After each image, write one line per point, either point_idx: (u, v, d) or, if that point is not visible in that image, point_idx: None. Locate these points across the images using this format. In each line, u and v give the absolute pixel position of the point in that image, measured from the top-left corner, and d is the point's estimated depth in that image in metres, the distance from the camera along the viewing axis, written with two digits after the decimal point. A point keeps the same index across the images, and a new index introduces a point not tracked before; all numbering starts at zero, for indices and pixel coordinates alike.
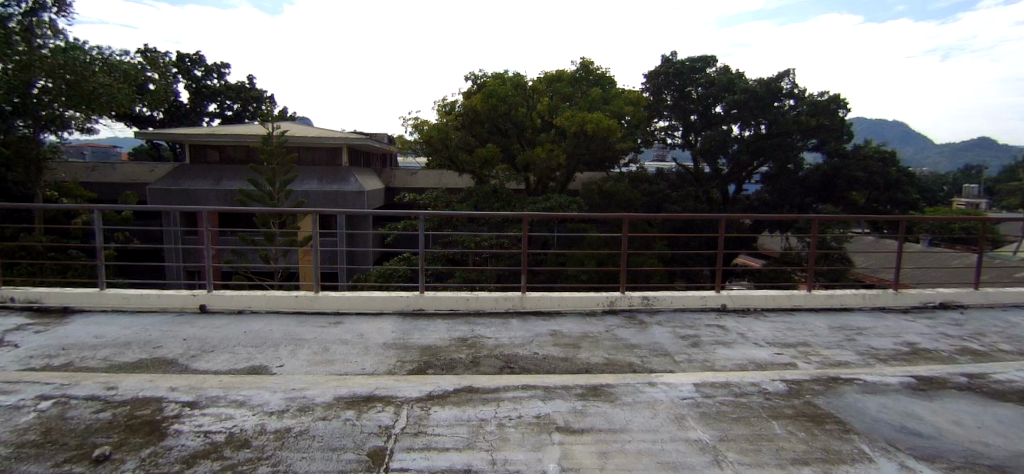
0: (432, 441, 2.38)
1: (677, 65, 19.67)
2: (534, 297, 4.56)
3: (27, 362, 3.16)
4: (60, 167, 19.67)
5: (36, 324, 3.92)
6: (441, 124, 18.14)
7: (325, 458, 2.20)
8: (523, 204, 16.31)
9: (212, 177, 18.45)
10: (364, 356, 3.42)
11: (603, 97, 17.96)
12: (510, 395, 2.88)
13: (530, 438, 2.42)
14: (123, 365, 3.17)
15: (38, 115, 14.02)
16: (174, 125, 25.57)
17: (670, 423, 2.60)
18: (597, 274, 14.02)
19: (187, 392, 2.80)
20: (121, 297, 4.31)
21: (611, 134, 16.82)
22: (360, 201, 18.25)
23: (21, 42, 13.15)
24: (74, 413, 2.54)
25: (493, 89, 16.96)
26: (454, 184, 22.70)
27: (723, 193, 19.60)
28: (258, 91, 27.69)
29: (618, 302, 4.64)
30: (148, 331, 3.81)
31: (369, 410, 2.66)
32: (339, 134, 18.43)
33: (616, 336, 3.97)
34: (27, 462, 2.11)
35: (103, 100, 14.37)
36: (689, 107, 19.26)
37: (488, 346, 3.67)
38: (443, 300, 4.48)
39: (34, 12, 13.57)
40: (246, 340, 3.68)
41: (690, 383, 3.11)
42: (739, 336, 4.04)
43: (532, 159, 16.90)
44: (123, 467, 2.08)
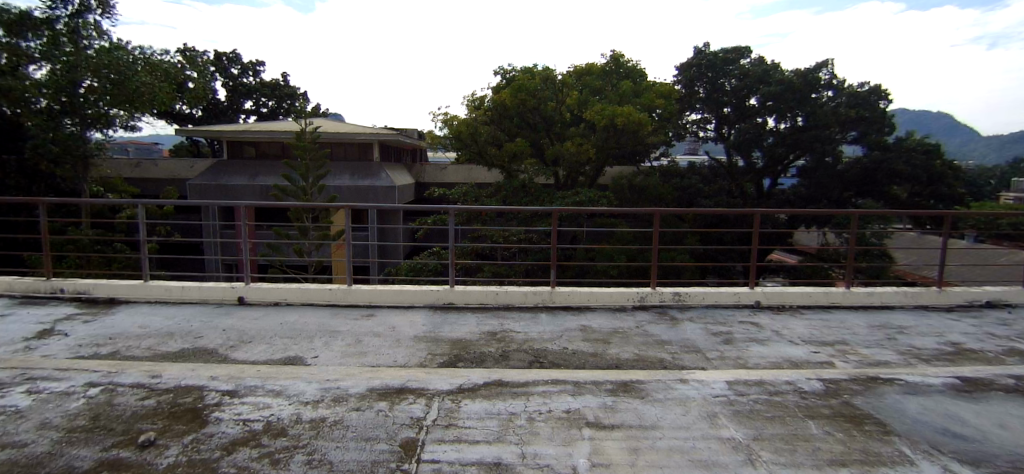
0: (463, 434, 2.41)
1: (710, 56, 19.17)
2: (564, 292, 4.52)
3: (77, 350, 3.30)
4: (105, 164, 20.53)
5: (85, 314, 4.09)
6: (470, 118, 18.15)
7: (359, 447, 2.26)
8: (553, 199, 16.25)
9: (248, 173, 18.92)
10: (395, 349, 3.45)
11: (634, 90, 17.74)
12: (539, 389, 2.88)
13: (560, 432, 2.42)
14: (167, 354, 3.28)
15: (85, 114, 14.65)
16: (212, 121, 26.36)
17: (703, 421, 2.56)
18: (627, 268, 13.93)
19: (226, 382, 2.88)
20: (164, 289, 4.46)
21: (642, 127, 16.60)
22: (391, 195, 18.34)
23: (68, 43, 14.03)
24: (121, 400, 2.65)
25: (522, 83, 16.98)
26: (484, 179, 22.71)
27: (758, 187, 19.11)
28: (292, 88, 28.33)
29: (649, 298, 4.57)
30: (189, 322, 3.93)
31: (401, 401, 2.69)
32: (370, 130, 18.67)
33: (647, 332, 3.93)
34: (79, 447, 2.23)
35: (145, 98, 14.88)
36: (721, 99, 18.90)
37: (517, 341, 3.67)
38: (473, 294, 4.50)
39: (79, 14, 14.25)
40: (281, 331, 3.77)
41: (722, 381, 3.05)
42: (774, 334, 3.95)
43: (561, 153, 16.87)
44: (167, 453, 2.19)
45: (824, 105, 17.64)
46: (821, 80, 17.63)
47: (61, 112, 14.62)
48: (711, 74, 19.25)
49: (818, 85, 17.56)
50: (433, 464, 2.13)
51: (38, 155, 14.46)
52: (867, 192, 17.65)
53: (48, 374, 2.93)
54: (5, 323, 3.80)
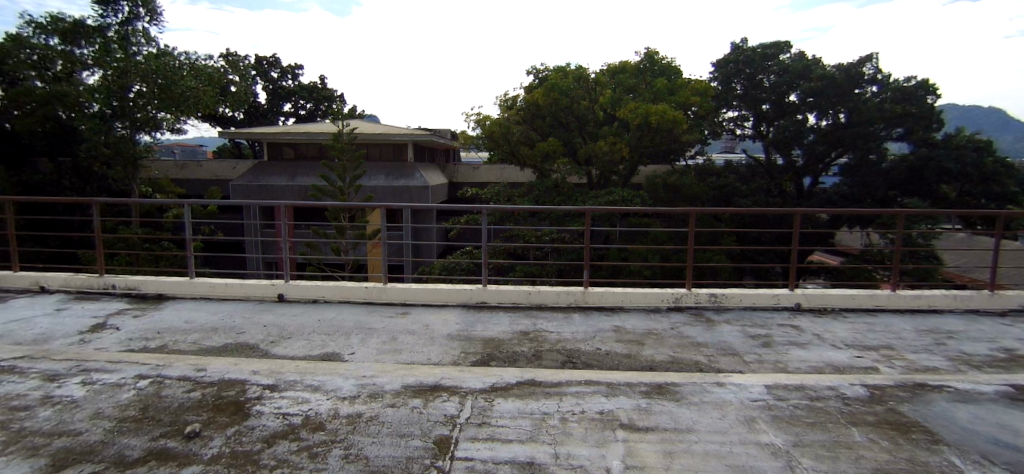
0: (497, 432, 2.42)
1: (748, 52, 18.70)
2: (597, 292, 4.49)
3: (128, 344, 3.46)
4: (153, 166, 21.48)
5: (135, 309, 4.28)
6: (502, 118, 18.21)
7: (394, 443, 2.30)
8: (585, 198, 16.19)
9: (287, 173, 19.47)
10: (429, 347, 3.49)
11: (669, 87, 17.48)
12: (572, 390, 2.86)
13: (594, 433, 2.40)
14: (211, 349, 3.39)
15: (135, 117, 15.34)
16: (252, 124, 27.23)
17: (740, 426, 2.50)
18: (661, 269, 13.78)
19: (266, 376, 2.97)
20: (208, 286, 4.62)
21: (677, 126, 16.36)
22: (425, 195, 18.59)
23: (118, 50, 14.80)
24: (168, 392, 2.76)
25: (555, 82, 16.99)
26: (516, 179, 22.71)
27: (797, 187, 18.63)
28: (328, 91, 28.99)
29: (685, 299, 4.49)
30: (232, 318, 4.07)
31: (434, 399, 2.72)
32: (404, 131, 18.94)
33: (682, 334, 3.86)
34: (129, 436, 2.33)
35: (190, 102, 15.50)
36: (759, 96, 18.32)
37: (550, 341, 3.66)
38: (506, 294, 4.51)
39: (128, 22, 15.27)
40: (319, 327, 3.86)
41: (761, 385, 2.97)
42: (815, 337, 3.83)
43: (593, 153, 16.76)
44: (212, 444, 2.28)
45: (868, 99, 16.97)
46: (865, 74, 17.00)
47: (112, 116, 15.34)
48: (749, 71, 18.76)
49: (862, 80, 16.95)
50: (467, 462, 2.15)
51: (93, 157, 15.33)
52: (913, 191, 16.92)
53: (101, 366, 3.08)
54: (63, 317, 4.02)
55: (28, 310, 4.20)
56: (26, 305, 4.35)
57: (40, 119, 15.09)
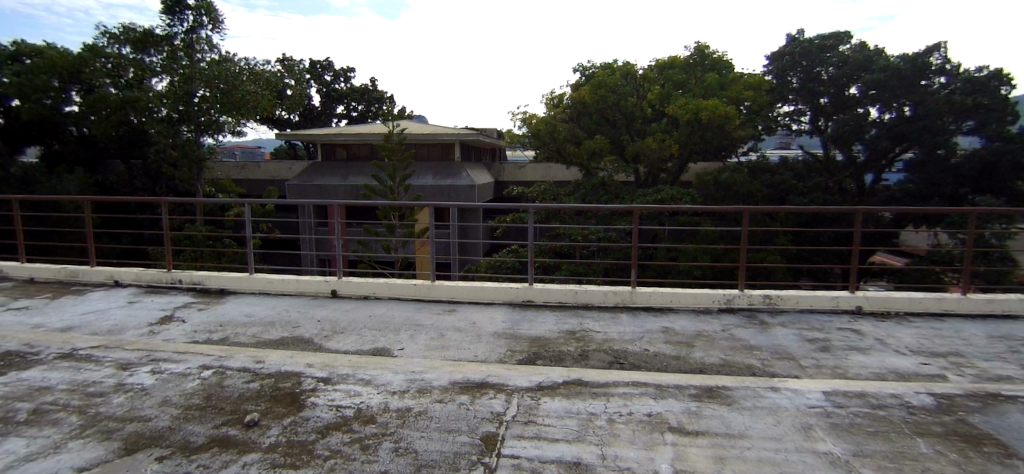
0: (543, 431, 2.41)
1: (805, 44, 17.83)
2: (645, 292, 4.41)
3: (193, 336, 3.66)
4: (217, 166, 22.69)
5: (200, 303, 4.53)
6: (548, 117, 18.08)
7: (442, 438, 2.33)
8: (633, 197, 15.98)
9: (341, 173, 20.14)
10: (476, 344, 3.52)
11: (721, 82, 17.00)
12: (620, 391, 2.83)
13: (641, 436, 2.36)
14: (269, 342, 3.55)
15: (200, 121, 16.32)
16: (307, 125, 28.27)
17: (797, 433, 2.40)
18: (711, 269, 13.44)
19: (320, 369, 3.07)
20: (266, 281, 4.83)
21: (728, 122, 16.19)
22: (471, 194, 18.81)
23: (184, 57, 15.78)
24: (230, 382, 2.90)
25: (600, 80, 16.90)
26: (561, 177, 22.41)
27: (858, 184, 17.56)
28: (379, 92, 29.75)
29: (738, 300, 4.35)
30: (288, 312, 4.24)
31: (481, 396, 2.74)
32: (452, 131, 19.19)
33: (734, 336, 3.75)
34: (195, 423, 2.47)
35: (250, 107, 16.26)
36: (818, 90, 17.44)
37: (597, 341, 3.63)
38: (552, 292, 4.49)
39: (194, 30, 15.96)
40: (370, 323, 3.96)
41: (818, 391, 2.85)
42: (877, 342, 3.63)
43: (642, 150, 16.48)
44: (270, 433, 2.38)
45: (935, 92, 16.00)
46: (932, 65, 16.02)
47: (179, 120, 16.40)
48: (806, 62, 17.89)
49: (929, 70, 15.97)
50: (514, 459, 2.16)
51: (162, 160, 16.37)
52: (985, 189, 15.84)
53: (170, 355, 3.27)
54: (135, 309, 4.30)
55: (106, 302, 4.52)
56: (104, 297, 4.68)
57: (115, 124, 16.57)
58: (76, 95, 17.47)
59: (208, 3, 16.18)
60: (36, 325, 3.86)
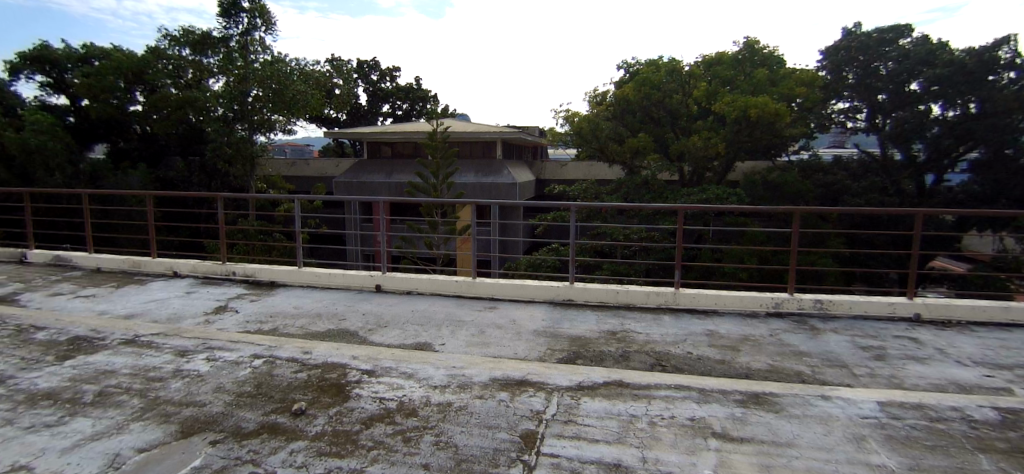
0: (583, 431, 2.40)
1: (862, 38, 17.04)
2: (689, 293, 4.33)
3: (245, 326, 3.81)
4: (269, 163, 23.55)
5: (252, 294, 4.72)
6: (592, 115, 17.97)
7: (482, 434, 2.35)
8: (677, 196, 15.69)
9: (384, 171, 20.60)
10: (516, 342, 3.53)
11: (771, 78, 16.48)
12: (662, 393, 2.79)
13: (683, 440, 2.31)
14: (316, 334, 3.66)
15: (254, 120, 17.06)
16: (354, 123, 29.00)
17: (848, 443, 2.30)
18: (758, 272, 13.07)
19: (365, 362, 3.14)
20: (314, 275, 4.98)
21: (780, 119, 15.63)
22: (513, 192, 19.06)
23: (240, 59, 16.40)
24: (279, 371, 3.00)
25: (646, 76, 16.64)
26: (603, 176, 22.35)
27: (917, 185, 16.63)
28: (423, 91, 30.28)
29: (786, 304, 4.22)
30: (334, 305, 4.36)
31: (521, 393, 2.75)
32: (495, 129, 19.33)
33: (782, 341, 3.63)
34: (246, 409, 2.58)
35: (299, 104, 16.86)
36: (875, 85, 16.67)
37: (638, 342, 3.58)
38: (593, 292, 4.46)
39: (247, 32, 16.73)
40: (412, 318, 4.03)
41: (872, 401, 2.73)
42: (937, 352, 3.44)
43: (686, 148, 16.19)
44: (317, 421, 2.46)
45: (1005, 87, 15.02)
46: (1001, 59, 14.96)
47: (234, 119, 17.09)
48: (863, 58, 16.97)
49: (998, 65, 14.98)
50: (553, 458, 2.15)
51: (218, 157, 17.07)
52: None
53: (224, 344, 3.42)
54: (193, 299, 4.52)
55: (167, 291, 4.77)
56: (164, 287, 4.94)
57: (175, 122, 17.45)
58: (141, 95, 18.49)
59: (262, 5, 16.82)
60: (104, 312, 4.11)
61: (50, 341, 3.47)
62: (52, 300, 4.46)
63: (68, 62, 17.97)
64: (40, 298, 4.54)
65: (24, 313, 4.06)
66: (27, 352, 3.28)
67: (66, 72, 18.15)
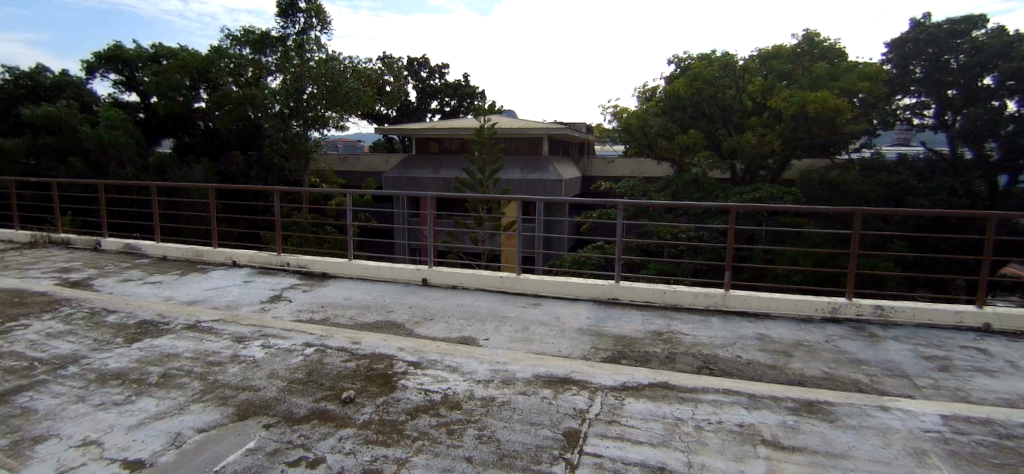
0: (627, 432, 2.37)
1: (931, 29, 15.84)
2: (740, 295, 4.20)
3: (299, 315, 3.96)
4: (323, 158, 24.41)
5: (305, 285, 4.90)
6: (640, 110, 17.88)
7: (525, 430, 2.36)
8: (728, 195, 15.29)
9: (432, 167, 20.90)
10: (560, 340, 3.52)
11: (831, 73, 15.78)
12: (709, 397, 2.72)
13: (731, 446, 2.24)
14: (365, 325, 3.76)
15: (309, 116, 17.64)
16: (403, 120, 29.63)
17: (909, 458, 2.17)
18: (813, 275, 12.61)
19: (411, 354, 3.20)
20: (363, 267, 5.12)
21: (840, 115, 14.74)
22: (559, 189, 19.04)
23: (296, 56, 17.06)
24: (330, 360, 3.10)
25: (698, 71, 16.32)
26: (652, 173, 22.00)
27: (990, 186, 15.72)
28: (471, 87, 30.60)
29: (844, 309, 4.03)
30: (382, 298, 4.47)
31: (565, 391, 2.74)
32: (541, 125, 19.31)
33: (839, 348, 3.47)
34: (298, 395, 2.67)
35: (353, 101, 17.42)
36: (946, 80, 15.59)
37: (686, 344, 3.51)
38: (639, 291, 4.40)
39: (304, 31, 17.47)
40: (457, 312, 4.08)
41: (935, 415, 2.56)
42: (1012, 365, 3.20)
43: (739, 145, 15.80)
44: (364, 410, 2.52)
45: None
46: None
47: (290, 116, 17.69)
48: (933, 50, 15.84)
49: None
50: (596, 458, 2.13)
51: (275, 152, 17.92)
52: None
53: (279, 332, 3.56)
54: (250, 288, 4.73)
55: (227, 280, 5.02)
56: (223, 276, 5.19)
57: (235, 118, 18.40)
58: (204, 92, 19.50)
59: (318, 5, 17.46)
60: (169, 298, 4.35)
61: (120, 324, 3.70)
62: (123, 286, 4.76)
63: (139, 61, 19.13)
64: (113, 283, 4.86)
65: (99, 296, 4.35)
66: (100, 334, 3.52)
67: (137, 71, 19.36)
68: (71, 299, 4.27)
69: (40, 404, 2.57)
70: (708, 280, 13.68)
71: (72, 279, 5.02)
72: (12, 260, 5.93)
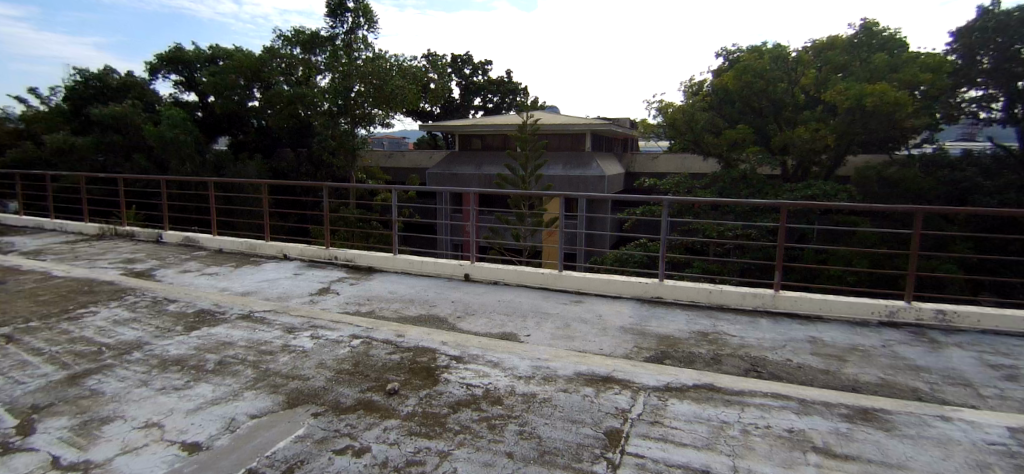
0: (669, 434, 2.33)
1: (1001, 17, 14.62)
2: (790, 296, 4.07)
3: (346, 307, 4.07)
4: (370, 155, 25.02)
5: (352, 278, 5.04)
6: (687, 105, 17.56)
7: (566, 427, 2.35)
8: (779, 192, 14.87)
9: (475, 163, 21.09)
10: (602, 338, 3.49)
11: (890, 63, 14.85)
12: (756, 401, 2.64)
13: (780, 452, 2.16)
14: (409, 318, 3.84)
15: (357, 114, 18.58)
16: (447, 117, 29.97)
17: (973, 471, 2.05)
18: (867, 275, 12.13)
19: (454, 348, 3.25)
20: (407, 262, 5.22)
21: (901, 109, 13.95)
22: (602, 186, 18.75)
23: (345, 57, 17.78)
24: (375, 352, 3.17)
25: (746, 64, 15.96)
26: (698, 169, 21.63)
27: None
28: (514, 83, 30.66)
29: (902, 313, 3.85)
30: (426, 292, 4.55)
31: (607, 390, 2.72)
32: (585, 120, 19.16)
33: (896, 353, 3.32)
34: (345, 385, 2.75)
35: (398, 99, 18.10)
36: (1016, 71, 14.56)
37: (732, 345, 3.42)
38: (684, 290, 4.33)
39: (353, 31, 18.19)
40: (498, 308, 4.11)
41: (1002, 427, 2.41)
42: None
43: (790, 141, 15.33)
44: (408, 402, 2.57)
45: None
46: None
47: (338, 113, 18.60)
48: (1001, 40, 14.66)
49: None
50: (638, 458, 2.10)
51: (324, 148, 18.56)
52: None
53: (327, 323, 3.67)
54: (300, 280, 4.90)
55: (278, 272, 5.21)
56: (275, 268, 5.39)
57: (286, 116, 18.78)
58: (258, 92, 20.03)
59: (365, 5, 17.93)
60: (224, 289, 4.56)
61: (180, 312, 3.90)
62: (183, 276, 5.01)
63: (198, 62, 20.03)
64: (173, 274, 5.12)
65: (160, 286, 4.59)
66: (161, 321, 3.72)
67: (196, 72, 20.28)
68: (135, 288, 4.52)
69: (107, 387, 2.74)
70: (756, 279, 13.36)
71: (136, 270, 5.32)
72: (83, 250, 6.34)
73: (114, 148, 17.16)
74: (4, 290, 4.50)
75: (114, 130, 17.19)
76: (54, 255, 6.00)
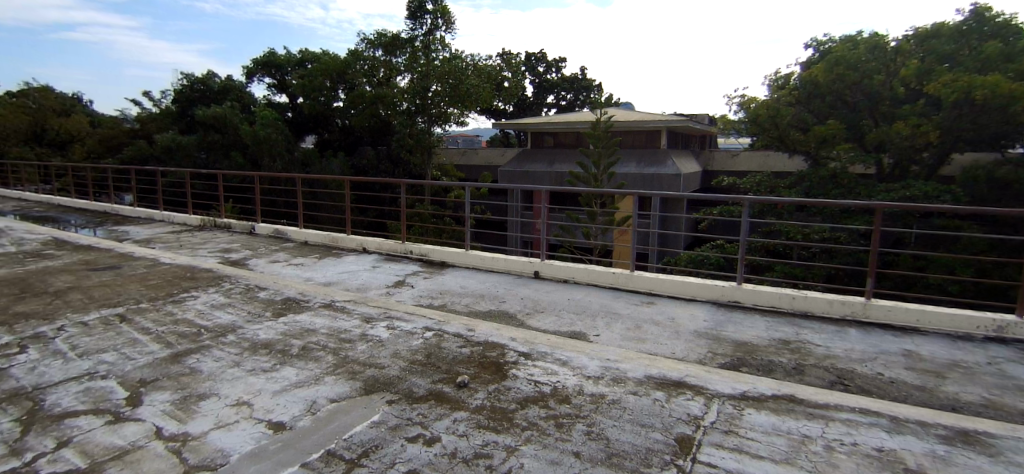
0: (745, 445, 2.22)
1: None
2: (884, 306, 3.78)
3: (419, 300, 4.22)
4: (445, 154, 25.78)
5: (425, 272, 5.21)
6: (771, 100, 16.77)
7: (635, 431, 2.30)
8: (875, 191, 13.93)
9: (547, 161, 21.12)
10: (674, 341, 3.40)
11: (1007, 52, 13.32)
12: (843, 416, 2.47)
13: (867, 471, 2.00)
14: (481, 313, 3.91)
15: (435, 113, 19.21)
16: (519, 115, 30.25)
17: None
18: (972, 285, 11.18)
19: (523, 344, 3.27)
20: (478, 257, 5.33)
21: (1015, 102, 12.46)
22: (677, 183, 18.19)
23: (423, 57, 18.48)
24: (447, 344, 3.26)
25: (841, 54, 14.86)
26: (782, 167, 20.55)
27: None
28: (588, 80, 30.48)
29: (1013, 329, 3.48)
30: (496, 288, 4.62)
31: (678, 395, 2.65)
32: (660, 117, 18.66)
33: (1005, 372, 2.99)
34: (417, 376, 2.84)
35: (473, 98, 18.51)
36: None
37: (816, 355, 3.22)
38: (764, 295, 4.13)
39: (430, 33, 18.85)
40: (567, 306, 4.10)
41: None
42: None
43: (887, 136, 14.27)
44: (477, 395, 2.62)
45: None
46: None
47: (416, 112, 19.29)
48: None
49: None
50: (710, 468, 2.02)
51: (401, 147, 19.42)
52: None
53: (403, 314, 3.82)
54: (377, 273, 5.12)
55: (358, 264, 5.48)
56: (355, 260, 5.67)
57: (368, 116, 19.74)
58: (342, 93, 21.06)
59: (444, 6, 18.55)
60: (308, 279, 4.84)
61: (269, 299, 4.19)
62: (272, 266, 5.38)
63: (289, 66, 21.48)
64: (263, 263, 5.52)
65: (251, 274, 4.96)
66: (252, 307, 4.01)
67: (287, 74, 21.77)
68: (229, 276, 4.92)
69: (204, 365, 2.99)
70: (842, 283, 12.58)
71: (232, 258, 5.78)
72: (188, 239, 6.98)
73: (215, 147, 18.85)
74: (120, 274, 5.03)
75: (215, 130, 18.83)
76: (164, 243, 6.66)
